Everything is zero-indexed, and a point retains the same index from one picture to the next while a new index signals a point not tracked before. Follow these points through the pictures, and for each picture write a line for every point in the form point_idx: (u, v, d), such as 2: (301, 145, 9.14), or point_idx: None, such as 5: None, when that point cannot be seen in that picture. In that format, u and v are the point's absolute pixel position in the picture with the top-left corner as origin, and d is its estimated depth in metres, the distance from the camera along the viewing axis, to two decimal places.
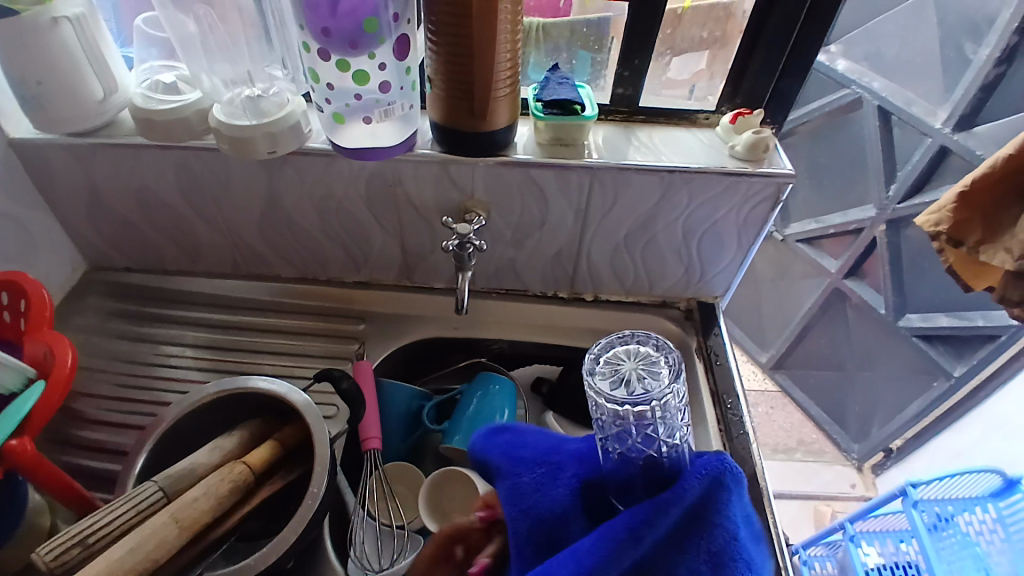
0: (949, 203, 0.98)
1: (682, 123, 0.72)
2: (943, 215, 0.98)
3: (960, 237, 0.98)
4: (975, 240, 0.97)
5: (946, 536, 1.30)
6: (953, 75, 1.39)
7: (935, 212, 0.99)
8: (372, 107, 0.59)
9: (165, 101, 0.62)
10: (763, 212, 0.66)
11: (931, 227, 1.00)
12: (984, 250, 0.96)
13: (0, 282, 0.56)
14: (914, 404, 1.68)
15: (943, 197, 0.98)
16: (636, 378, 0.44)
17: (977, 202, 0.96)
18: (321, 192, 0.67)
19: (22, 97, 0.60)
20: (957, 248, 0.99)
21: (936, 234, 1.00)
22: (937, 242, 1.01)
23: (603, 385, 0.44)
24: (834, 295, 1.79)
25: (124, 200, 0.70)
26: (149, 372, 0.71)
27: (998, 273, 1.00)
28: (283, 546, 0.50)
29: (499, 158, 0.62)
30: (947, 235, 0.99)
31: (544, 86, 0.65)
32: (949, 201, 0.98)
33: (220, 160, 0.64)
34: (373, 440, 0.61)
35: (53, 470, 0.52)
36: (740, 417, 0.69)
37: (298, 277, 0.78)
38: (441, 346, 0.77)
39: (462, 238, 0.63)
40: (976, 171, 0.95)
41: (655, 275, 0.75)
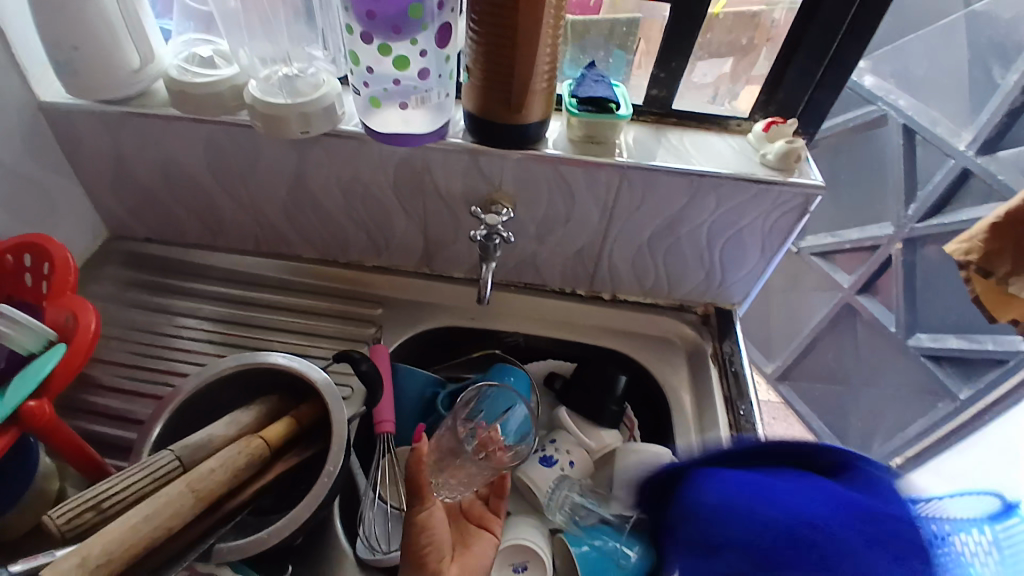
0: (980, 233, 0.86)
1: (713, 128, 0.71)
2: (974, 245, 0.87)
3: (991, 267, 0.86)
4: (1004, 272, 0.85)
5: None
6: (981, 97, 1.39)
7: (964, 241, 0.88)
8: (410, 93, 0.59)
9: (200, 75, 0.62)
10: (789, 222, 0.66)
11: (960, 257, 0.88)
12: (1015, 282, 0.85)
13: (27, 244, 0.57)
14: (917, 424, 1.69)
15: (975, 227, 0.87)
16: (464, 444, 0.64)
17: (1010, 233, 0.84)
18: (348, 174, 0.67)
19: (58, 62, 0.60)
20: (985, 279, 0.88)
21: (963, 263, 0.88)
22: (965, 271, 0.89)
23: (456, 494, 0.62)
24: (844, 309, 1.78)
25: (150, 171, 0.70)
26: (163, 343, 0.71)
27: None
28: (297, 522, 0.50)
29: (529, 151, 0.62)
30: (976, 264, 0.87)
31: (579, 82, 0.64)
32: (981, 231, 0.86)
33: (250, 136, 0.64)
34: (386, 424, 0.61)
35: (67, 432, 0.52)
36: (752, 424, 0.69)
37: (318, 258, 0.79)
38: (457, 335, 0.78)
39: (489, 228, 0.63)
40: (1011, 201, 0.83)
41: (675, 279, 0.75)
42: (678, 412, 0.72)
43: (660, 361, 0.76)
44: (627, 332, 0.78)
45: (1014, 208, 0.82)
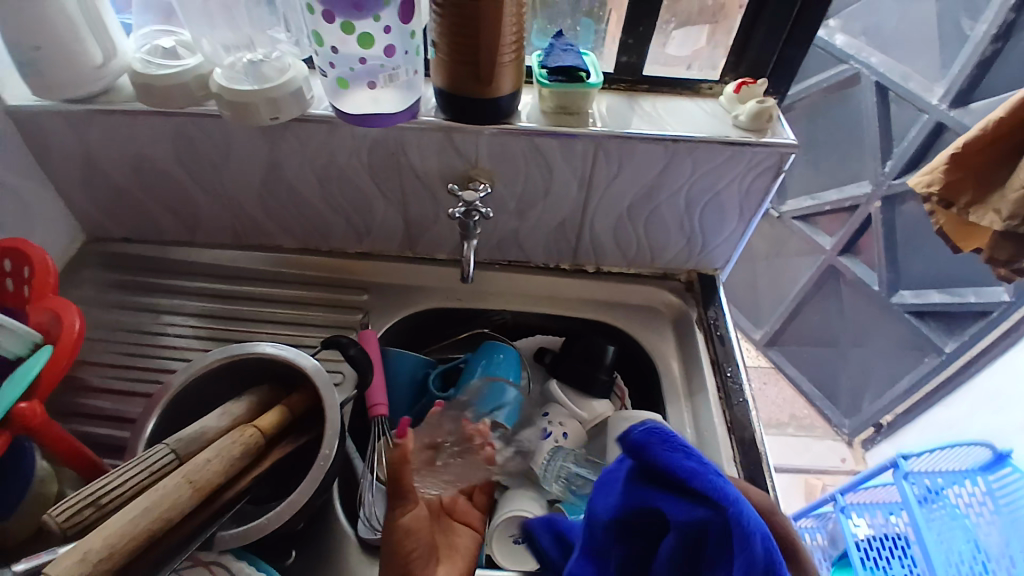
0: (942, 164, 0.90)
1: (685, 93, 0.71)
2: (935, 177, 0.91)
3: (952, 199, 0.91)
4: (965, 202, 0.90)
5: (935, 508, 1.31)
6: (951, 50, 1.39)
7: (927, 174, 0.92)
8: (377, 72, 0.59)
9: (164, 66, 0.61)
10: (764, 183, 0.67)
11: (923, 189, 0.92)
12: (974, 211, 0.89)
13: (2, 248, 0.56)
14: (905, 379, 1.71)
15: (937, 157, 0.91)
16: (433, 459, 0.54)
17: (969, 164, 0.89)
18: (323, 160, 0.66)
19: (20, 62, 0.59)
20: (948, 210, 0.92)
21: (926, 195, 0.92)
22: (928, 204, 0.94)
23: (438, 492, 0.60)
24: (829, 272, 1.80)
25: (122, 168, 0.69)
26: (150, 342, 0.71)
27: (988, 237, 0.92)
28: (295, 507, 0.51)
29: (503, 126, 0.62)
30: (938, 196, 0.92)
31: (549, 53, 0.64)
32: (942, 162, 0.91)
33: (221, 127, 0.63)
34: (380, 407, 0.62)
35: (58, 433, 0.52)
36: (739, 384, 0.70)
37: (299, 248, 0.78)
38: (444, 317, 0.78)
39: (467, 205, 0.63)
40: (969, 133, 0.88)
41: (657, 247, 0.75)
42: (666, 377, 0.73)
43: (647, 329, 0.77)
44: (613, 303, 0.79)
45: (972, 138, 0.87)
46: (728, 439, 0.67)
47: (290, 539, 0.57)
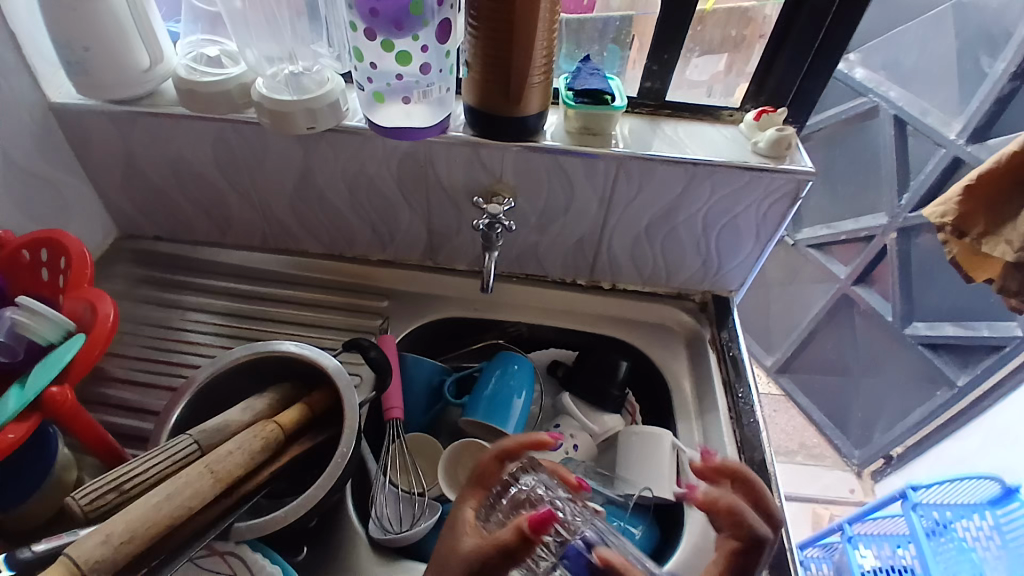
0: (955, 194, 0.92)
1: (706, 118, 0.73)
2: (949, 208, 0.93)
3: (965, 228, 0.92)
4: (978, 231, 0.91)
5: (944, 542, 1.30)
6: (969, 87, 1.41)
7: (941, 204, 0.94)
8: (412, 88, 0.61)
9: (207, 73, 0.64)
10: (781, 209, 0.68)
11: (936, 219, 0.94)
12: (986, 241, 0.90)
13: (42, 240, 0.59)
14: (916, 412, 1.70)
15: (950, 189, 0.93)
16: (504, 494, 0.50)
17: (984, 194, 0.90)
18: (353, 169, 0.69)
19: (70, 63, 0.62)
20: (960, 240, 0.93)
21: (940, 225, 0.94)
22: (941, 234, 0.95)
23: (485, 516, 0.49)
24: (842, 301, 1.80)
25: (160, 169, 0.72)
26: (175, 337, 0.73)
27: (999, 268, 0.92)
28: (312, 502, 0.52)
29: (528, 143, 0.64)
30: (952, 226, 0.93)
31: (575, 76, 0.66)
32: (956, 193, 0.92)
33: (257, 133, 0.66)
34: (395, 411, 0.64)
35: (86, 419, 0.54)
36: (750, 406, 0.71)
37: (324, 253, 0.81)
38: (461, 326, 0.80)
39: (492, 218, 0.65)
40: (983, 165, 0.91)
41: (672, 267, 0.77)
42: (678, 395, 0.74)
43: (661, 347, 0.78)
44: (627, 320, 0.80)
45: (984, 171, 0.90)
46: (738, 459, 0.68)
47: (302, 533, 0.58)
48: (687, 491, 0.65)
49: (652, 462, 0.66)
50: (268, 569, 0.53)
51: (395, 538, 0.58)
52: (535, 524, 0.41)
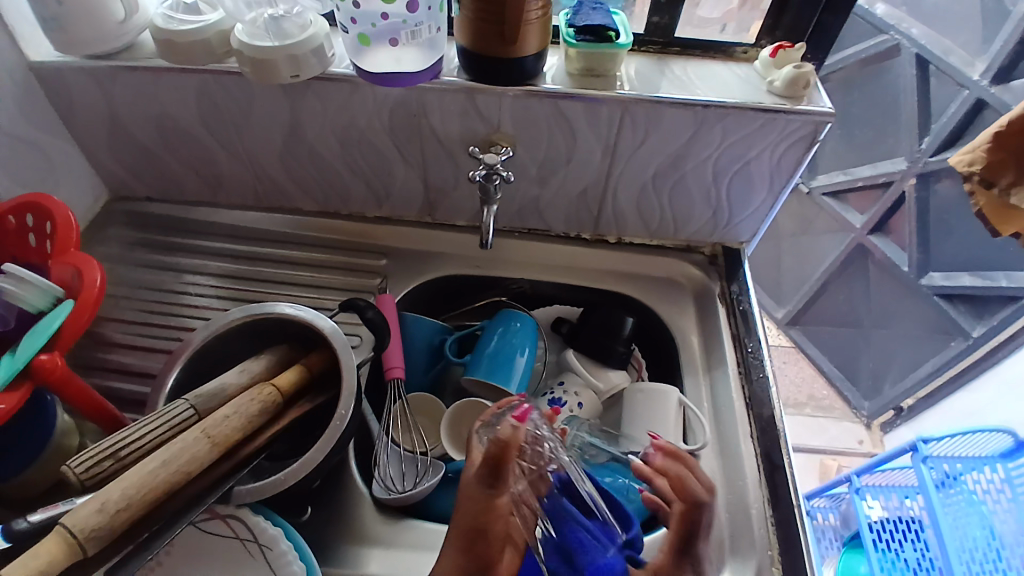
0: (984, 143, 0.87)
1: (717, 56, 0.68)
2: (978, 156, 0.87)
3: (993, 179, 0.87)
4: (1008, 182, 0.85)
5: (953, 493, 1.30)
6: (994, 25, 1.34)
7: (969, 153, 0.89)
8: (399, 28, 0.57)
9: (185, 21, 0.60)
10: (797, 154, 0.64)
11: (964, 168, 0.89)
12: (1016, 193, 0.85)
13: (25, 204, 0.56)
14: (928, 363, 1.69)
15: (979, 136, 0.87)
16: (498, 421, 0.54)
17: (1015, 142, 0.84)
18: (344, 121, 0.65)
19: (44, 18, 0.59)
20: (988, 192, 0.88)
21: (968, 175, 0.89)
22: (968, 184, 0.90)
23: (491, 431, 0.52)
24: (856, 251, 1.76)
25: (144, 126, 0.69)
26: (171, 300, 0.72)
27: None
28: (311, 465, 0.51)
29: (527, 88, 0.60)
30: (980, 176, 0.87)
31: (577, 12, 0.62)
32: (984, 141, 0.87)
33: (241, 85, 0.63)
34: (396, 370, 0.62)
35: (80, 386, 0.53)
36: (760, 360, 0.69)
37: (319, 211, 0.78)
38: (462, 284, 0.78)
39: (489, 168, 0.61)
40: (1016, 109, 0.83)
41: (681, 218, 0.73)
42: (685, 351, 0.72)
43: (668, 302, 0.76)
44: (634, 275, 0.78)
45: (1017, 116, 0.83)
46: (746, 415, 0.66)
47: (308, 495, 0.58)
48: (694, 447, 0.64)
49: (657, 417, 0.65)
50: (270, 531, 0.52)
51: (400, 497, 0.57)
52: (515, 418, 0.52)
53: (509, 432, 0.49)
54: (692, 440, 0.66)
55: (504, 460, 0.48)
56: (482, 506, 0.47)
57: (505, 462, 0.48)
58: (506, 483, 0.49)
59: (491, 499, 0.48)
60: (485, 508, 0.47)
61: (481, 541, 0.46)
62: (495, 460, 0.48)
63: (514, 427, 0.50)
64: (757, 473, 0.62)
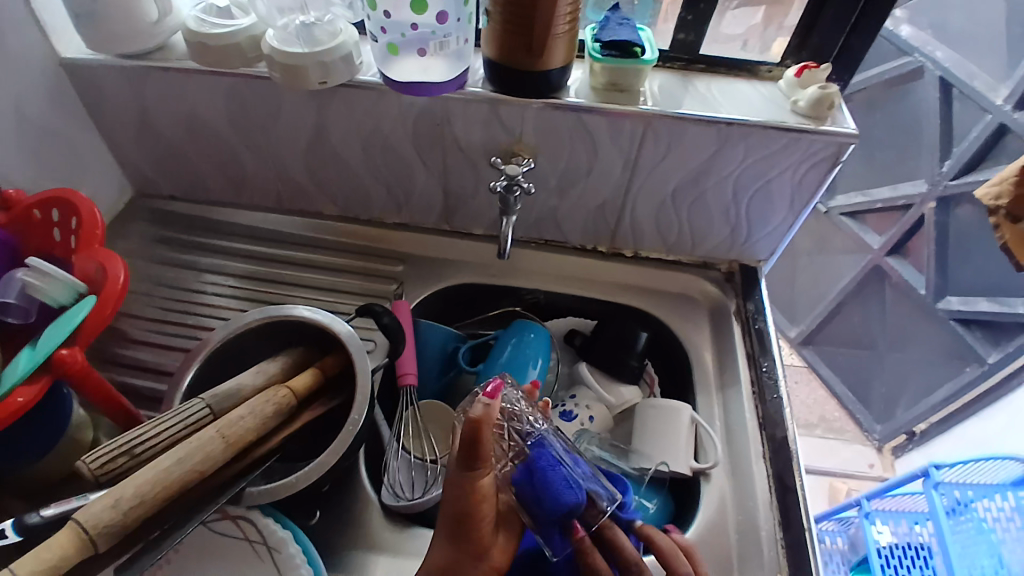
0: (1011, 176, 0.85)
1: (742, 75, 0.68)
2: (1005, 189, 0.86)
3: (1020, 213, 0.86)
4: None
5: (963, 520, 1.27)
6: (1019, 49, 1.32)
7: (995, 185, 0.88)
8: (427, 39, 0.58)
9: (217, 24, 0.61)
10: (820, 173, 0.64)
11: (991, 201, 0.88)
12: None
13: (50, 199, 0.57)
14: (942, 389, 1.67)
15: (1007, 168, 0.86)
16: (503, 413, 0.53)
17: None
18: (368, 127, 0.66)
19: (76, 14, 0.60)
20: (1013, 225, 0.87)
21: (994, 208, 0.88)
22: (993, 217, 0.89)
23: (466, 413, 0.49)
24: (872, 272, 1.74)
25: (171, 126, 0.70)
26: (190, 298, 0.72)
27: None
28: (323, 469, 0.51)
29: (551, 100, 0.60)
30: (1006, 210, 0.87)
31: (603, 26, 0.62)
32: (1012, 173, 0.86)
33: (268, 89, 0.63)
34: (408, 377, 0.62)
35: (98, 382, 0.53)
36: (775, 380, 0.68)
37: (339, 215, 0.79)
38: (477, 293, 0.78)
39: (510, 179, 0.62)
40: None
41: (699, 234, 0.73)
42: (700, 368, 0.72)
43: (683, 318, 0.75)
44: (650, 290, 0.77)
45: None
46: (759, 435, 0.65)
47: (319, 499, 0.58)
48: (705, 466, 0.63)
49: (668, 434, 0.64)
50: (279, 534, 0.52)
51: (409, 505, 0.57)
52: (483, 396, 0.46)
53: (480, 410, 0.43)
54: (704, 459, 0.66)
55: (479, 439, 0.43)
56: (464, 489, 0.43)
57: (479, 438, 0.42)
58: (484, 461, 0.44)
59: (470, 482, 0.43)
60: (467, 492, 0.43)
61: (468, 527, 0.43)
62: (468, 437, 0.43)
63: (484, 404, 0.44)
64: (769, 495, 0.61)
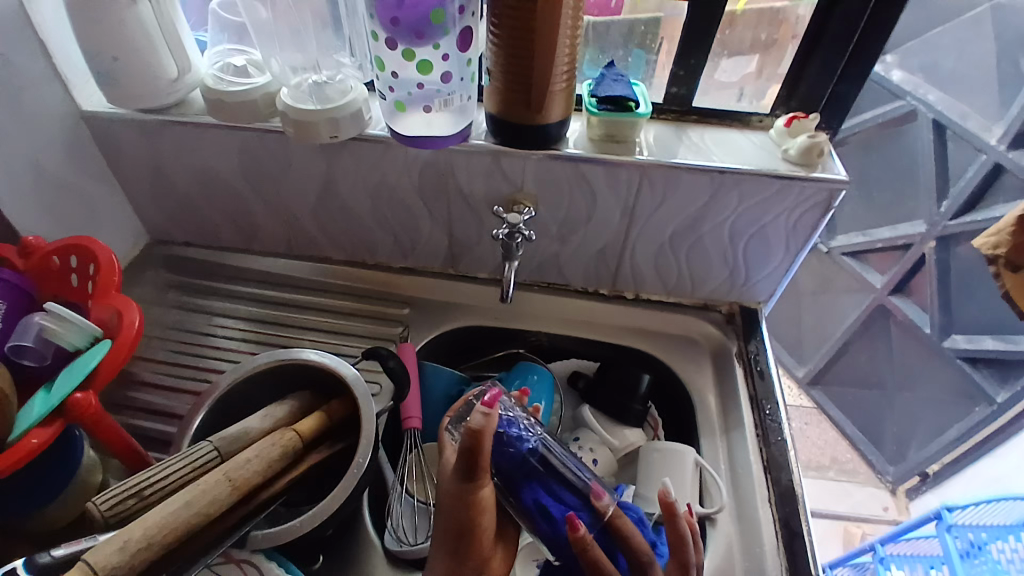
0: (1008, 226, 0.87)
1: (734, 125, 0.71)
2: (1003, 239, 0.88)
3: (1019, 261, 0.87)
4: None
5: (978, 563, 1.22)
6: (1010, 91, 1.36)
7: (993, 236, 0.89)
8: (432, 97, 0.61)
9: (234, 83, 0.65)
10: (813, 218, 0.66)
11: (989, 250, 0.89)
12: None
13: (72, 247, 0.59)
14: (952, 429, 1.64)
15: (1002, 219, 0.88)
16: (463, 408, 0.54)
17: None
18: (376, 178, 0.69)
19: (101, 74, 0.64)
20: (1014, 274, 0.88)
21: (992, 257, 0.89)
22: (993, 266, 0.90)
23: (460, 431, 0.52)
24: (877, 311, 1.74)
25: (188, 176, 0.73)
26: (201, 342, 0.74)
27: None
28: (327, 513, 0.52)
29: (550, 151, 0.63)
30: (1005, 258, 0.88)
31: (599, 82, 0.65)
32: (1008, 223, 0.87)
33: (281, 142, 0.67)
34: (413, 420, 0.63)
35: (111, 426, 0.54)
36: (778, 423, 0.68)
37: (347, 260, 0.81)
38: (481, 335, 0.79)
39: (511, 227, 0.64)
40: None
41: (698, 277, 0.75)
42: (702, 410, 0.72)
43: (685, 359, 0.76)
44: (651, 332, 0.78)
45: None
46: (764, 479, 0.65)
47: (322, 544, 0.58)
48: (710, 511, 0.63)
49: (672, 477, 0.65)
50: None
51: (412, 551, 0.57)
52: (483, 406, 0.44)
53: (481, 421, 0.43)
54: (708, 503, 0.65)
55: (478, 454, 0.44)
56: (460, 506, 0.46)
57: (479, 454, 0.44)
58: (483, 473, 0.46)
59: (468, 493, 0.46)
60: (465, 503, 0.46)
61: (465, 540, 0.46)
62: (470, 454, 0.44)
63: (482, 414, 0.43)
64: (775, 540, 0.61)
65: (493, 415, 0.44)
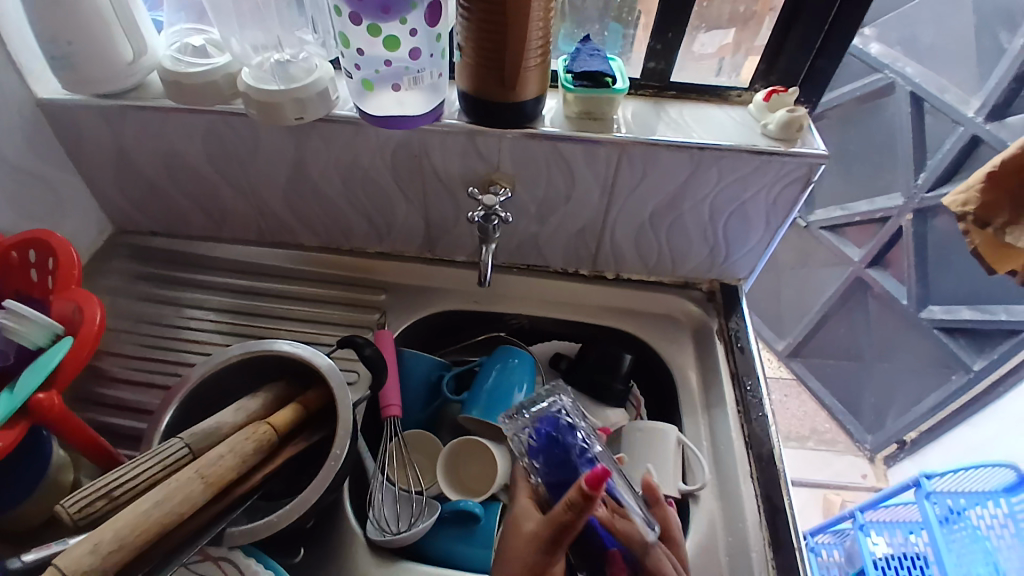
0: (977, 183, 0.88)
1: (714, 99, 0.70)
2: (972, 196, 0.88)
3: (988, 218, 0.88)
4: (1002, 222, 0.87)
5: (957, 529, 1.28)
6: (987, 64, 1.37)
7: (963, 193, 0.90)
8: (401, 74, 0.59)
9: (193, 64, 0.62)
10: (793, 193, 0.65)
11: (959, 208, 0.90)
12: (1012, 232, 0.86)
13: (29, 240, 0.57)
14: (930, 397, 1.68)
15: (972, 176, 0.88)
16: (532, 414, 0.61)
17: (1007, 183, 0.86)
18: (347, 160, 0.67)
19: (53, 58, 0.60)
20: (982, 230, 0.89)
21: (961, 214, 0.90)
22: (962, 223, 0.90)
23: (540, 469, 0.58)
24: (857, 284, 1.76)
25: (151, 163, 0.70)
26: (171, 334, 0.72)
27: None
28: (306, 506, 0.51)
29: (526, 130, 0.61)
30: (974, 215, 0.89)
31: (575, 57, 0.64)
32: (977, 180, 0.88)
33: (247, 125, 0.64)
34: (393, 408, 0.62)
35: (77, 424, 0.52)
36: (758, 399, 0.69)
37: (321, 246, 0.79)
38: (461, 320, 0.78)
39: (487, 209, 0.63)
40: (1008, 149, 0.84)
41: (678, 256, 0.74)
42: (684, 388, 0.72)
43: (667, 338, 0.76)
44: (633, 312, 0.78)
45: (1010, 156, 0.84)
46: (746, 454, 0.66)
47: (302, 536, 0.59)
48: (692, 488, 0.63)
49: (656, 458, 0.64)
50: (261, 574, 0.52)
51: (394, 538, 0.57)
52: (585, 486, 0.48)
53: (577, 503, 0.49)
54: (691, 480, 0.66)
55: (568, 527, 0.50)
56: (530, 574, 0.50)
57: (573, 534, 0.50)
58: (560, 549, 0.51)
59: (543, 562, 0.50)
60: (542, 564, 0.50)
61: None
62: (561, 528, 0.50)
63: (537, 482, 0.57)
64: (758, 515, 0.61)
65: (593, 498, 0.48)
